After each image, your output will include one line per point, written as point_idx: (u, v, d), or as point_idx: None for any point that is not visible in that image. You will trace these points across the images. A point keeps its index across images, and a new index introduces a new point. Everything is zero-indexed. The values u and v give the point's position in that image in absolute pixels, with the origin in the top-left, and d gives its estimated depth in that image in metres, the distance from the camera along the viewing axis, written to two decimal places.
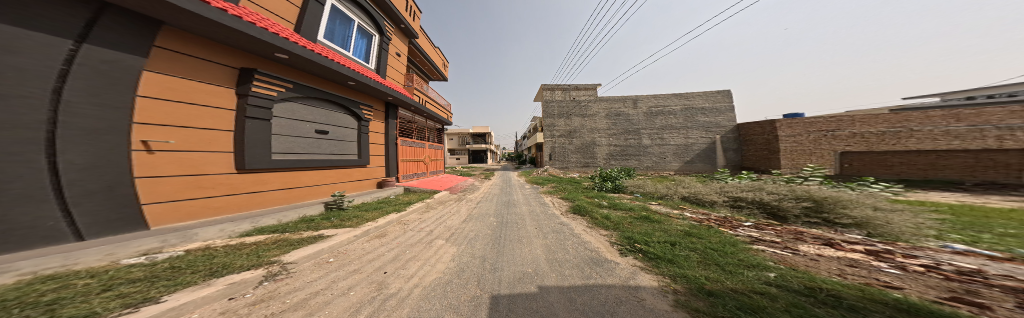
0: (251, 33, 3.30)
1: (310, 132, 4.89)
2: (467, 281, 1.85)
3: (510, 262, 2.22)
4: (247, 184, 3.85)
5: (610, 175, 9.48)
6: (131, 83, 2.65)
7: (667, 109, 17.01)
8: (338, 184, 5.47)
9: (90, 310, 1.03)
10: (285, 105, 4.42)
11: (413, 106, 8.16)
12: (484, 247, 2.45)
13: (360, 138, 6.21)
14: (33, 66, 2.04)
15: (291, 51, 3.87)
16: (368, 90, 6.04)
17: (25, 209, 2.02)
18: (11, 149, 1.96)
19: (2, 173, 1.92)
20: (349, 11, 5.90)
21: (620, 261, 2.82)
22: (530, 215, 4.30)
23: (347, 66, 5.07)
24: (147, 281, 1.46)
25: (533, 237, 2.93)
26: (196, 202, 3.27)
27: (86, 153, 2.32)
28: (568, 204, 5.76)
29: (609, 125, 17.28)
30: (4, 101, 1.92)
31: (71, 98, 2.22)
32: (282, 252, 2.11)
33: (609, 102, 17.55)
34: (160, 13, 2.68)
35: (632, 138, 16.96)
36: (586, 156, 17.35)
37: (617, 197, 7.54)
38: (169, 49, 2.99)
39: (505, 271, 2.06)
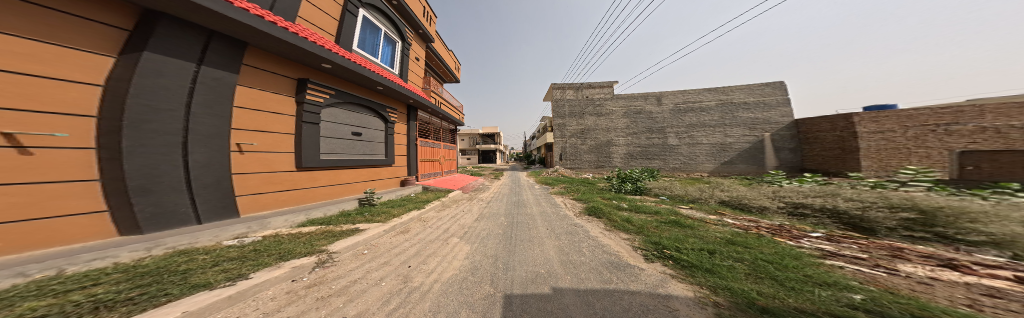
0: (304, 47, 3.95)
1: (348, 134, 5.52)
2: (480, 279, 1.94)
3: (523, 262, 2.27)
4: (305, 180, 4.53)
5: (629, 176, 8.98)
6: (229, 96, 3.42)
7: (693, 104, 15.78)
8: (367, 183, 6.05)
9: (206, 280, 1.38)
10: (330, 110, 5.09)
11: (430, 108, 8.79)
12: (496, 246, 2.51)
13: (387, 139, 6.77)
14: (174, 86, 2.80)
15: (333, 61, 4.49)
16: (393, 94, 6.67)
17: (169, 197, 2.75)
18: (164, 151, 2.72)
19: (158, 169, 2.66)
20: (378, 20, 6.73)
21: (646, 268, 2.67)
22: (543, 216, 4.26)
23: (376, 72, 5.67)
24: (240, 260, 1.85)
25: (547, 240, 2.90)
26: (271, 195, 3.98)
27: (204, 153, 3.11)
28: (581, 205, 5.59)
29: (628, 123, 16.46)
30: (161, 115, 2.69)
31: (197, 111, 3.03)
32: (328, 243, 2.42)
33: (627, 100, 16.83)
34: (245, 36, 3.42)
35: (656, 138, 15.94)
36: (601, 156, 16.71)
37: (640, 200, 7.06)
38: (252, 66, 3.80)
39: (517, 271, 2.11)
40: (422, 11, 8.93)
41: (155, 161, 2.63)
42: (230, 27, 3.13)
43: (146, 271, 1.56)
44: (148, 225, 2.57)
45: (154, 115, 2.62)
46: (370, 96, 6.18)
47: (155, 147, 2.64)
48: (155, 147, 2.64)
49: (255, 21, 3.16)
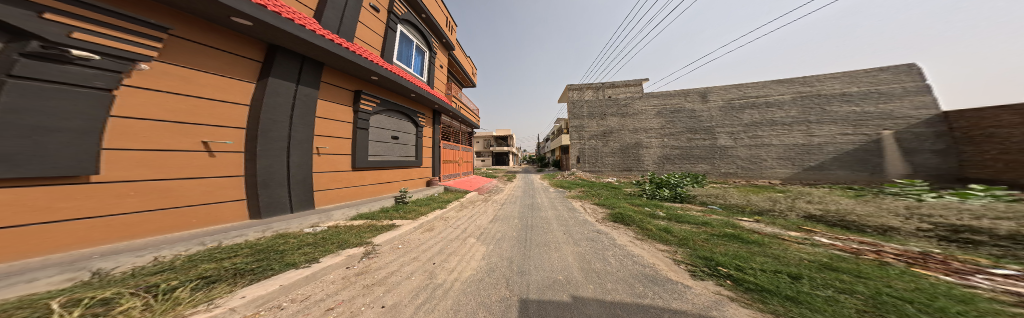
0: (359, 62, 4.71)
1: (386, 138, 6.28)
2: (497, 281, 2.02)
3: (538, 267, 2.24)
4: (358, 179, 5.37)
5: (665, 181, 8.00)
6: (314, 107, 4.39)
7: (752, 99, 13.57)
8: (401, 183, 6.78)
9: (297, 261, 2.00)
10: (376, 117, 5.96)
11: (451, 113, 9.58)
12: (511, 248, 2.52)
13: (416, 142, 7.51)
14: (280, 102, 3.80)
15: (379, 73, 5.25)
16: (422, 100, 7.45)
17: (276, 192, 3.71)
18: (274, 153, 3.69)
19: (270, 171, 3.64)
20: (411, 34, 7.67)
21: (692, 286, 2.30)
22: (567, 220, 4.10)
23: (410, 81, 6.40)
24: (314, 245, 2.41)
25: (564, 245, 2.75)
26: (336, 192, 4.86)
27: (298, 156, 4.06)
28: (605, 211, 5.15)
29: (662, 123, 15.01)
30: (274, 127, 3.71)
31: (296, 122, 4.03)
32: (372, 236, 2.83)
33: (662, 98, 15.41)
34: (322, 57, 4.31)
35: (702, 138, 14.08)
36: (628, 160, 15.46)
37: (682, 208, 6.13)
38: (329, 82, 4.83)
39: (533, 276, 2.11)
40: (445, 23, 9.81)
41: (269, 165, 3.63)
42: (311, 50, 4.01)
43: (264, 247, 2.36)
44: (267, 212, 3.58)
45: (270, 127, 3.65)
46: (404, 103, 6.99)
47: (270, 154, 3.64)
48: (270, 155, 3.64)
49: (327, 45, 4.00)
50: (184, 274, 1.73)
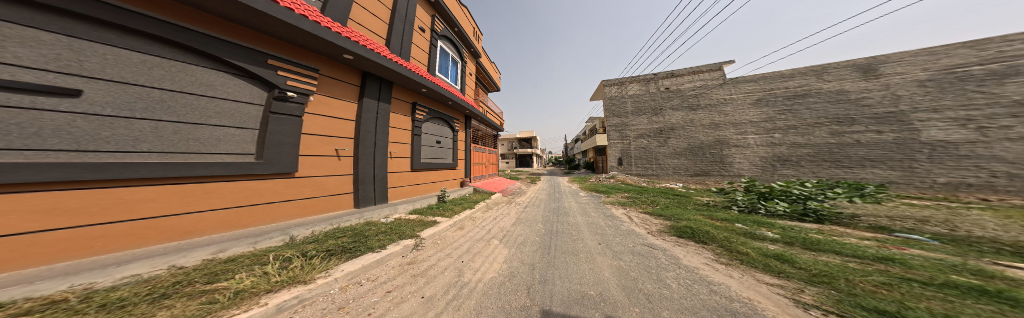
0: (414, 78, 5.41)
1: (429, 142, 6.92)
2: (518, 287, 1.97)
3: (563, 277, 2.03)
4: (415, 177, 6.20)
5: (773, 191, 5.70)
6: (389, 120, 5.38)
7: (1015, 64, 8.18)
8: (443, 183, 7.39)
9: (372, 246, 2.63)
10: (426, 124, 6.77)
11: (481, 117, 9.89)
12: (533, 254, 2.44)
13: (453, 145, 8.06)
14: (371, 117, 4.91)
15: (427, 86, 5.89)
16: (456, 107, 7.85)
17: (366, 189, 4.72)
18: (367, 158, 4.76)
19: (364, 173, 4.68)
20: (448, 48, 8.18)
21: None
22: (613, 231, 3.45)
23: (449, 91, 6.94)
24: (384, 235, 3.03)
25: (598, 256, 2.43)
26: (402, 188, 5.73)
27: (380, 160, 5.06)
28: (662, 223, 4.01)
29: (768, 113, 11.44)
30: (370, 138, 4.85)
31: (382, 133, 5.12)
32: (422, 229, 3.39)
33: (769, 78, 11.56)
34: (391, 77, 5.19)
35: (869, 129, 9.88)
36: (701, 162, 12.40)
37: (810, 231, 3.88)
38: (400, 98, 5.84)
39: (558, 286, 1.91)
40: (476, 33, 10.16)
41: (366, 167, 4.74)
42: (384, 73, 4.93)
43: (357, 231, 3.25)
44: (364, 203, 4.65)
45: (367, 138, 4.79)
46: (444, 110, 7.62)
47: (366, 160, 4.74)
48: (365, 160, 4.74)
49: (392, 65, 4.73)
50: (319, 246, 2.63)
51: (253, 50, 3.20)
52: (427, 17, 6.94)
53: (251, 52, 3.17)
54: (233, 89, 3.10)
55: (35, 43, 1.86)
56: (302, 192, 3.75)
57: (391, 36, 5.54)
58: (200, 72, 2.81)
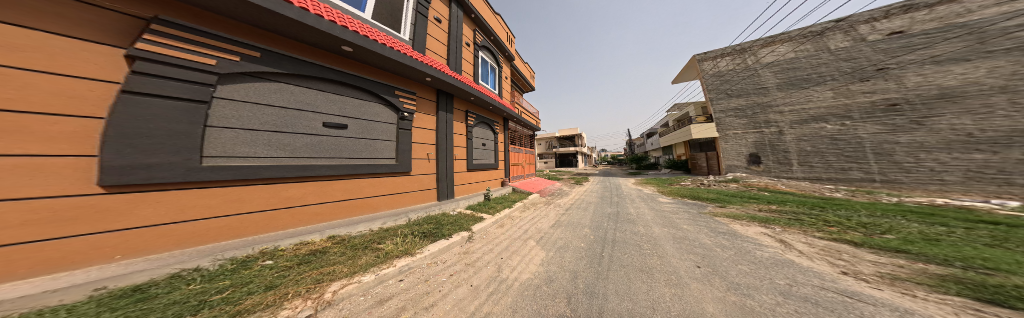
0: (468, 91, 5.49)
1: (478, 144, 6.63)
2: (556, 292, 1.67)
3: (617, 288, 1.65)
4: (471, 177, 6.23)
5: None
6: (451, 129, 5.59)
7: None
8: (490, 181, 7.17)
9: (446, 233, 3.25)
10: (474, 130, 6.51)
11: (520, 120, 9.29)
12: (576, 261, 2.25)
13: (493, 147, 7.43)
14: (444, 126, 5.34)
15: (478, 95, 5.81)
16: (497, 112, 7.43)
17: (444, 186, 5.23)
18: (441, 163, 5.19)
19: (441, 174, 5.17)
20: (490, 58, 7.57)
21: None
22: (717, 247, 2.75)
23: (490, 97, 6.52)
24: (451, 225, 3.60)
25: (692, 283, 1.75)
26: (462, 186, 5.91)
27: (449, 164, 5.39)
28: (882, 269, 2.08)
29: None
30: (444, 145, 5.30)
31: (447, 141, 5.41)
32: (474, 224, 3.73)
33: None
34: (455, 90, 5.32)
35: None
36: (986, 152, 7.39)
37: None
38: (462, 108, 6.08)
39: (612, 304, 1.43)
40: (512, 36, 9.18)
41: (441, 169, 5.17)
42: (450, 88, 5.17)
43: (441, 218, 4.05)
44: (445, 196, 5.23)
45: (444, 146, 5.32)
46: (484, 114, 7.07)
47: (443, 164, 5.23)
48: (443, 164, 5.23)
49: (449, 79, 4.80)
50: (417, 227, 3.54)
51: (386, 85, 4.13)
52: (472, 31, 6.57)
53: (389, 87, 4.18)
54: (384, 114, 4.20)
55: (310, 101, 3.26)
56: (408, 186, 4.51)
57: (450, 57, 5.47)
58: (372, 106, 4.01)
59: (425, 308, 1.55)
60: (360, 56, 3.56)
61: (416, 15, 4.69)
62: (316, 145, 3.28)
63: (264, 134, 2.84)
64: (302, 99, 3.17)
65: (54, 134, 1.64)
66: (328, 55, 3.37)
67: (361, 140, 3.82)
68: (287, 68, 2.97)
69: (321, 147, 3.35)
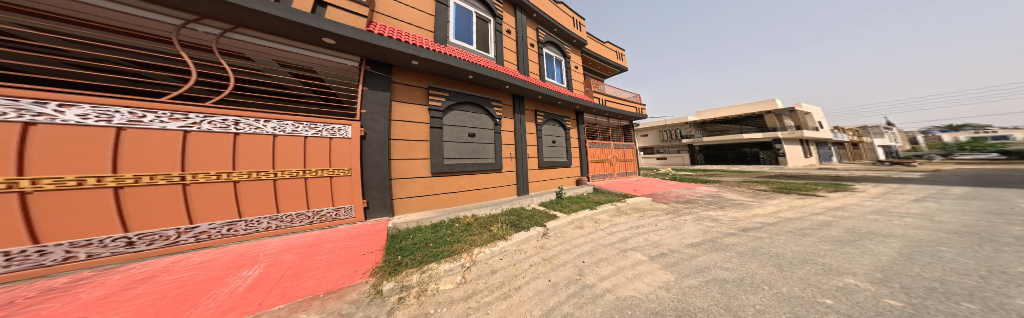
0: (539, 90, 5.51)
1: (548, 142, 6.37)
2: None
3: None
4: (543, 173, 6.08)
5: None
6: (524, 130, 5.67)
7: None
8: (563, 179, 6.59)
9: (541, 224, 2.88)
10: (545, 127, 6.36)
11: (597, 110, 7.88)
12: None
13: (567, 143, 6.94)
14: (519, 126, 5.56)
15: (548, 93, 5.78)
16: (568, 105, 6.86)
17: (521, 183, 5.36)
18: (520, 161, 5.41)
19: (520, 172, 5.38)
20: (555, 52, 7.56)
21: None
22: None
23: (559, 91, 6.26)
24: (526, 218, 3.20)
25: None
26: (537, 183, 5.87)
27: (523, 161, 5.49)
28: None
29: None
30: (520, 143, 5.51)
31: (522, 142, 5.55)
32: (550, 220, 3.13)
33: None
34: (532, 90, 5.45)
35: None
36: None
37: None
38: (534, 107, 6.13)
39: None
40: (580, 18, 8.50)
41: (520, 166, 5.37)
42: (528, 89, 5.36)
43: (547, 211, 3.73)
44: (523, 192, 5.37)
45: (521, 146, 5.50)
46: (555, 111, 6.82)
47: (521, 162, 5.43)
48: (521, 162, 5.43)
49: (521, 83, 5.09)
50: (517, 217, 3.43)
51: (481, 98, 4.93)
52: (534, 30, 6.93)
53: (486, 99, 4.99)
54: (483, 120, 4.89)
55: (477, 121, 4.80)
56: (500, 180, 5.05)
57: (519, 63, 6.12)
58: (482, 118, 4.88)
59: (515, 288, 1.54)
60: (477, 82, 4.77)
61: (494, 34, 5.68)
62: (462, 149, 4.51)
63: (458, 144, 4.47)
64: (471, 120, 4.72)
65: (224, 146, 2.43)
66: (454, 82, 4.60)
67: (481, 144, 4.78)
68: (455, 97, 4.52)
69: (464, 150, 4.51)
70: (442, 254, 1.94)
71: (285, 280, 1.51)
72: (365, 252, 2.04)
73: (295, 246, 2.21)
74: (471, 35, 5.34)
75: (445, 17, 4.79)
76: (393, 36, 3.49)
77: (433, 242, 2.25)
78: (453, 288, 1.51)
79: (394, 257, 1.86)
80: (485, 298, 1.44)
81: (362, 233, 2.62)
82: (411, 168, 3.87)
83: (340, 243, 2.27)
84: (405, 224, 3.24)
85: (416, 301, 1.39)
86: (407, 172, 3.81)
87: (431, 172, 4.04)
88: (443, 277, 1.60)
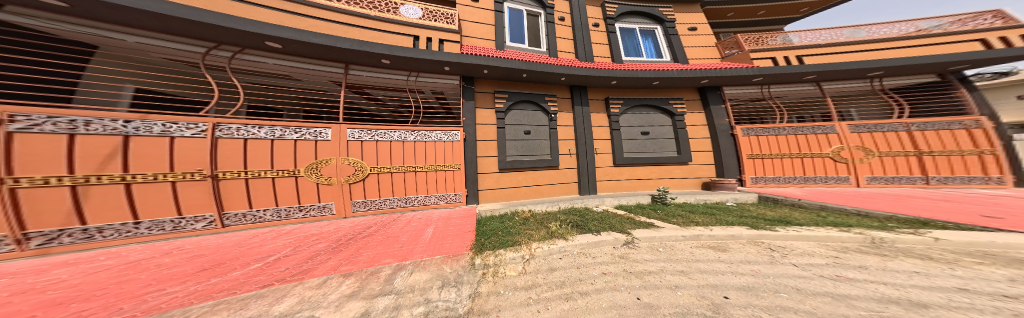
0: (616, 74, 5.15)
1: (633, 134, 5.78)
2: None
3: None
4: (619, 173, 5.54)
5: None
6: (588, 121, 5.51)
7: None
8: (661, 180, 5.69)
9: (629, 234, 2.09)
10: (627, 117, 5.82)
11: (733, 82, 5.98)
12: None
13: (678, 134, 5.87)
14: (583, 120, 5.44)
15: (635, 75, 5.24)
16: (682, 82, 5.76)
17: (584, 180, 5.24)
18: (583, 156, 5.30)
19: (582, 168, 5.27)
20: (635, 23, 6.75)
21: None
22: None
23: (653, 69, 5.36)
24: (597, 221, 2.59)
25: None
26: (607, 182, 5.45)
27: (585, 158, 5.31)
28: None
29: None
30: (585, 138, 5.37)
31: (587, 138, 5.38)
32: (634, 228, 2.30)
33: None
34: (609, 73, 5.14)
35: None
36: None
37: None
38: (608, 95, 5.81)
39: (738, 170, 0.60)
40: None
41: (586, 161, 5.29)
42: (601, 73, 5.13)
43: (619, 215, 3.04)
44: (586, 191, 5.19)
45: (585, 140, 5.37)
46: (650, 94, 6.03)
47: (585, 158, 5.30)
48: (585, 158, 5.30)
49: (595, 72, 5.06)
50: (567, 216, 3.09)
51: (542, 95, 5.28)
52: (599, 7, 6.54)
53: (544, 95, 5.30)
54: (537, 117, 5.19)
55: (537, 121, 5.16)
56: (562, 176, 5.20)
57: (578, 49, 5.87)
58: (538, 115, 5.19)
59: (580, 292, 1.31)
60: (530, 79, 5.07)
61: (546, 25, 5.90)
62: (520, 147, 4.97)
63: (518, 143, 4.96)
64: (534, 118, 5.16)
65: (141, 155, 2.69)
66: (524, 84, 5.21)
67: (536, 141, 5.10)
68: (531, 98, 5.14)
69: (522, 148, 4.97)
70: (509, 243, 2.13)
71: (434, 239, 2.50)
72: (467, 230, 2.71)
73: (442, 218, 3.51)
74: (523, 32, 5.80)
75: (502, 23, 5.34)
76: (476, 51, 4.34)
77: (496, 233, 2.43)
78: (518, 276, 1.59)
79: (478, 240, 2.25)
80: (545, 293, 1.35)
81: (467, 215, 3.60)
82: (486, 164, 4.66)
83: (459, 221, 3.22)
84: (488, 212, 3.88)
85: (493, 279, 1.61)
86: (482, 167, 4.63)
87: (498, 168, 4.69)
88: (509, 265, 1.73)
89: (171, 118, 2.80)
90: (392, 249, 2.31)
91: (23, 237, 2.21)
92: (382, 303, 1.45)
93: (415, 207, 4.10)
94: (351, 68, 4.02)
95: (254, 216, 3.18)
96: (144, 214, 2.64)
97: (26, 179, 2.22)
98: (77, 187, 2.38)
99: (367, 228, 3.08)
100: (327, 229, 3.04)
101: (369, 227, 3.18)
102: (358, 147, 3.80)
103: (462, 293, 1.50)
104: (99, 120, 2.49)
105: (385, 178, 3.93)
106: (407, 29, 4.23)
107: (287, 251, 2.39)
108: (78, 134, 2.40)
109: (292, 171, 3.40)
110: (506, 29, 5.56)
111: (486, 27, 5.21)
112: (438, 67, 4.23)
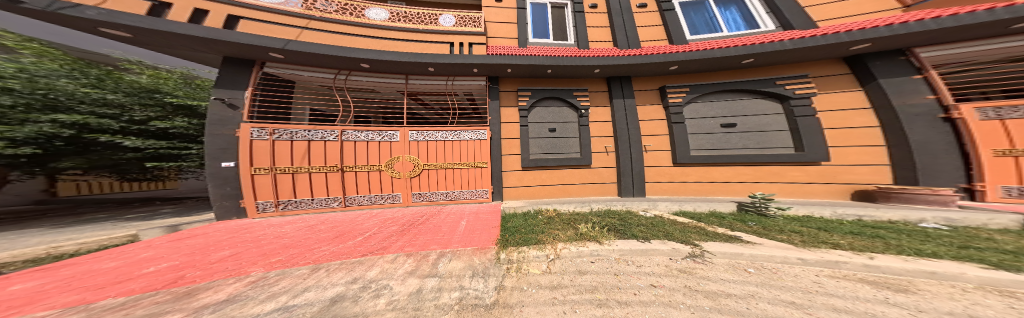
0: (680, 57, 4.36)
1: (715, 126, 4.83)
2: None
3: None
4: (679, 174, 4.85)
5: None
6: (634, 115, 5.01)
7: None
8: (760, 185, 4.56)
9: (693, 251, 1.91)
10: (693, 106, 4.94)
11: (943, 38, 3.73)
12: None
13: (795, 123, 4.44)
14: (622, 115, 5.01)
15: (711, 55, 4.27)
16: (817, 52, 4.16)
17: (625, 180, 4.84)
18: (622, 154, 4.91)
19: (620, 167, 4.89)
20: None
21: None
22: None
23: (740, 43, 4.18)
24: (638, 234, 2.31)
25: None
26: (658, 185, 4.89)
27: (625, 157, 4.90)
28: None
29: None
30: (627, 135, 4.94)
31: (632, 135, 4.92)
32: (705, 240, 2.21)
33: None
34: (670, 57, 4.40)
35: None
36: None
37: None
38: (662, 83, 5.08)
39: None
40: None
41: (631, 160, 4.88)
42: (655, 58, 4.47)
43: (668, 226, 2.65)
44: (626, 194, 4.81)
45: (626, 137, 4.94)
46: (743, 76, 4.79)
47: (626, 156, 4.89)
48: (626, 157, 4.90)
49: (651, 59, 4.46)
50: (590, 219, 3.05)
51: (572, 90, 5.16)
52: None
53: (569, 91, 5.17)
54: (567, 113, 5.17)
55: (569, 116, 5.14)
56: (598, 175, 5.00)
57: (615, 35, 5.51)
58: (564, 111, 5.16)
59: (618, 301, 1.14)
60: (556, 75, 5.00)
61: (574, 15, 5.84)
62: (546, 145, 5.02)
63: (546, 140, 5.03)
64: (563, 116, 5.14)
65: (299, 148, 4.13)
66: (553, 80, 5.21)
67: (563, 139, 5.07)
68: (569, 96, 5.13)
69: (549, 146, 5.01)
70: (531, 241, 2.13)
71: (467, 231, 2.71)
72: (492, 225, 2.86)
73: (471, 212, 3.86)
74: (547, 27, 5.91)
75: (525, 21, 5.63)
76: (500, 52, 4.66)
77: (513, 231, 2.51)
78: (542, 275, 1.50)
79: (503, 236, 2.31)
80: (573, 296, 1.21)
81: (493, 210, 3.88)
82: (509, 162, 4.87)
83: (484, 215, 3.49)
84: (511, 208, 4.09)
85: (516, 274, 1.54)
86: (506, 165, 4.86)
87: (522, 166, 4.85)
88: (533, 261, 1.75)
89: (317, 126, 4.22)
90: (438, 237, 2.63)
91: (279, 201, 4.09)
92: (429, 283, 1.61)
93: (452, 201, 4.70)
94: (410, 78, 4.91)
95: (360, 200, 4.41)
96: (298, 193, 4.16)
97: (257, 169, 3.95)
98: (274, 174, 4.04)
99: (421, 216, 3.71)
100: (398, 216, 3.84)
101: (422, 215, 3.84)
102: (421, 149, 4.61)
103: (489, 284, 1.48)
104: (300, 131, 4.15)
105: (436, 174, 4.64)
106: (444, 37, 4.84)
107: (361, 236, 2.96)
108: (274, 141, 4.04)
109: (376, 167, 4.45)
110: (529, 25, 5.77)
111: (509, 25, 5.55)
112: (467, 69, 4.71)
